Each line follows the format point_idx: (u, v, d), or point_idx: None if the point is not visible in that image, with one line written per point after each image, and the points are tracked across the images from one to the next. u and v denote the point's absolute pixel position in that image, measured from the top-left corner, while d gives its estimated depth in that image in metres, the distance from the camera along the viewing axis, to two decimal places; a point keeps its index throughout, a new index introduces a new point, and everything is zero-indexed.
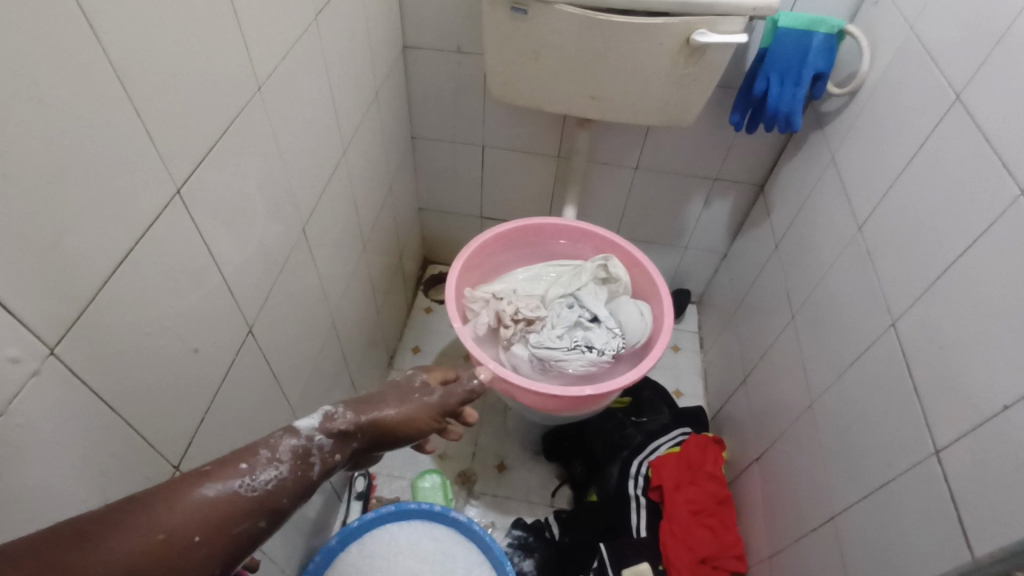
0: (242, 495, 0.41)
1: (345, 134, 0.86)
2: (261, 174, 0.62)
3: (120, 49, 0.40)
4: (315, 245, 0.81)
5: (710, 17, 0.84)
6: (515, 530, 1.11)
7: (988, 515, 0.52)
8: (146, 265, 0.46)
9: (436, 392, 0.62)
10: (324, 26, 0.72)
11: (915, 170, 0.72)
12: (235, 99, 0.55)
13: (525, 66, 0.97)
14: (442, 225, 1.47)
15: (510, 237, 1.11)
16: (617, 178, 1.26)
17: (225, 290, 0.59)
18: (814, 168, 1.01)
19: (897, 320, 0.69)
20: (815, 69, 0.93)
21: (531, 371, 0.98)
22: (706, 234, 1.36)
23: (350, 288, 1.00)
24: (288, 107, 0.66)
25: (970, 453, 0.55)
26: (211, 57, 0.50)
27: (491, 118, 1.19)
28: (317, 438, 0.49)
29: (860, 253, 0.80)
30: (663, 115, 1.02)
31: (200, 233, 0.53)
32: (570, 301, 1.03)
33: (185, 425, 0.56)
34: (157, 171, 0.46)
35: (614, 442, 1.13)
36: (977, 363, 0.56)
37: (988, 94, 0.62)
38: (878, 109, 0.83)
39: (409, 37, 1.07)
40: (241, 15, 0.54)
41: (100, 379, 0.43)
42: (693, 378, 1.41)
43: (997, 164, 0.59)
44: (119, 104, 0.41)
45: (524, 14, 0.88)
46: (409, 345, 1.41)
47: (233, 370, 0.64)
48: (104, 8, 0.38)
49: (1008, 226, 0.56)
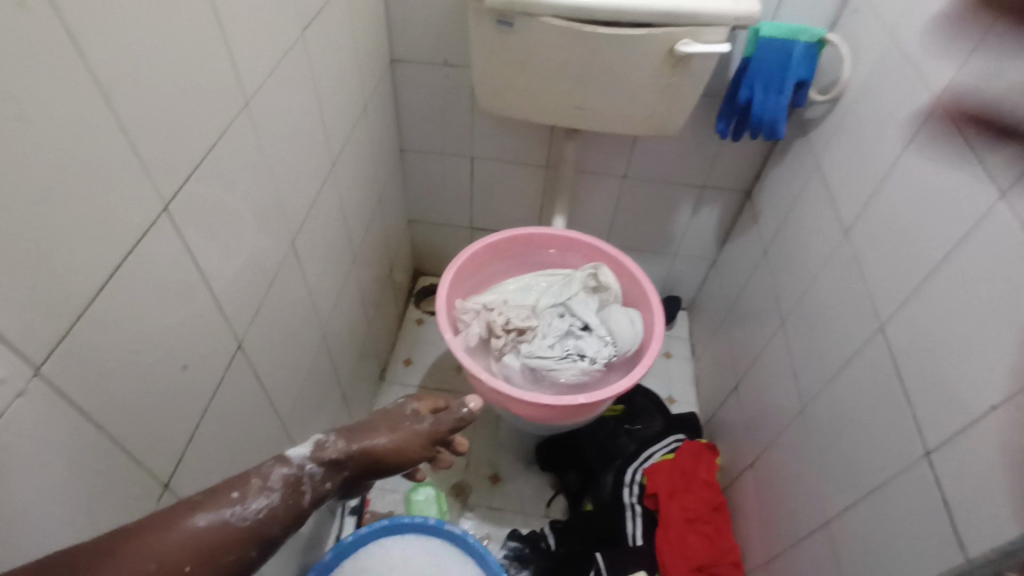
0: (233, 524, 0.41)
1: (334, 148, 0.86)
2: (250, 188, 0.62)
3: (106, 68, 0.40)
4: (305, 259, 0.81)
5: (694, 28, 0.85)
6: (511, 542, 1.09)
7: (981, 515, 0.52)
8: (134, 280, 0.46)
9: (426, 420, 0.61)
10: (311, 41, 0.73)
11: (898, 174, 0.73)
12: (223, 115, 0.55)
13: (514, 77, 0.97)
14: (433, 237, 1.47)
15: (499, 248, 1.12)
16: (606, 187, 1.27)
17: (215, 304, 0.59)
18: (800, 174, 1.02)
19: (884, 323, 0.70)
20: (797, 77, 0.94)
21: (524, 381, 0.98)
22: (695, 241, 1.37)
23: (341, 299, 1.00)
24: (276, 122, 0.66)
25: (961, 453, 0.55)
26: (198, 75, 0.50)
27: (479, 129, 1.19)
28: (309, 467, 0.50)
29: (847, 257, 0.81)
30: (649, 125, 1.03)
31: (189, 247, 0.53)
32: (561, 310, 1.03)
33: (175, 442, 0.55)
34: (144, 186, 0.46)
35: (607, 452, 1.13)
36: (964, 363, 0.57)
37: (966, 101, 0.63)
38: (861, 116, 0.84)
39: (397, 50, 1.08)
40: (229, 35, 0.54)
41: (85, 398, 0.43)
42: (684, 384, 1.41)
43: (977, 168, 0.60)
44: (104, 122, 0.41)
45: (510, 27, 0.89)
46: (401, 357, 1.41)
47: (223, 386, 0.63)
48: (91, 27, 0.38)
49: (988, 230, 0.57)
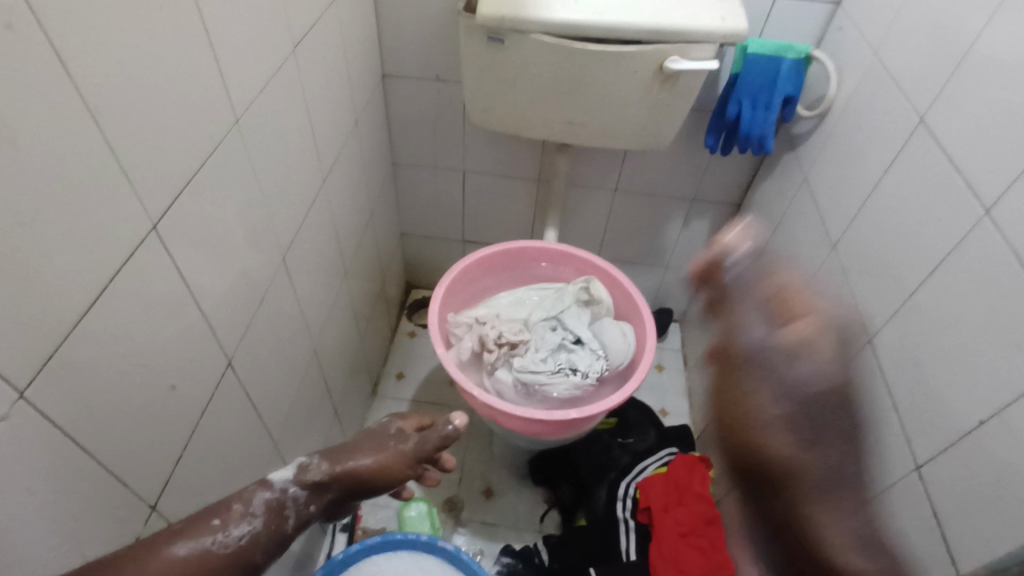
0: (214, 551, 0.41)
1: (325, 164, 0.86)
2: (240, 206, 0.62)
3: (94, 89, 0.40)
4: (295, 275, 0.81)
5: (682, 45, 0.86)
6: (504, 557, 1.09)
7: (971, 529, 0.52)
8: (122, 301, 0.46)
9: (411, 438, 0.61)
10: (302, 58, 0.73)
11: (886, 188, 0.73)
12: (213, 132, 0.55)
13: (504, 93, 0.98)
14: (425, 250, 1.47)
15: (492, 261, 1.12)
16: (597, 200, 1.27)
17: (204, 323, 0.58)
18: (788, 187, 1.03)
19: (874, 337, 0.70)
20: (785, 93, 0.95)
21: (516, 396, 0.98)
22: (686, 253, 1.38)
23: (333, 314, 0.99)
24: (266, 139, 0.66)
25: (950, 467, 0.56)
26: (188, 94, 0.50)
27: (471, 143, 1.20)
28: (291, 490, 0.50)
29: (836, 270, 0.82)
30: (639, 139, 1.03)
31: (177, 265, 0.53)
32: (553, 324, 1.03)
33: (163, 463, 0.54)
34: (132, 206, 0.45)
35: (601, 465, 1.13)
36: (952, 378, 0.57)
37: (949, 118, 0.64)
38: (849, 129, 0.85)
39: (389, 65, 1.08)
40: (219, 53, 0.54)
41: (69, 420, 0.42)
42: (677, 396, 1.41)
43: (962, 184, 0.61)
44: (91, 141, 0.40)
45: (500, 43, 0.89)
46: (394, 371, 1.40)
47: (212, 405, 0.62)
48: (79, 48, 0.38)
49: (973, 246, 0.58)
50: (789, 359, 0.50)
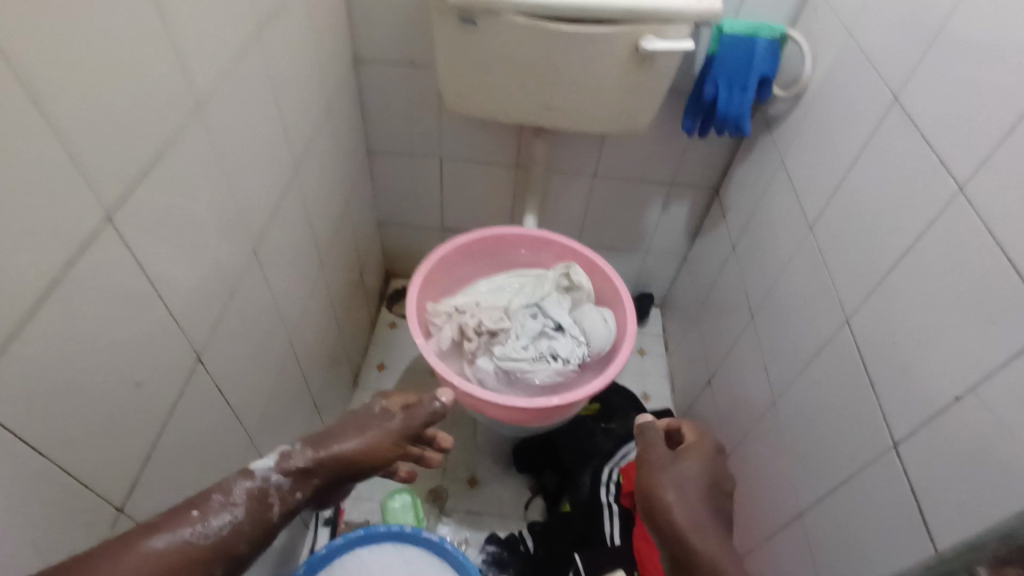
0: (193, 542, 0.41)
1: (296, 151, 0.83)
2: (206, 195, 0.60)
3: (35, 72, 0.37)
4: (268, 266, 0.78)
5: (657, 25, 0.85)
6: (490, 545, 1.09)
7: (950, 504, 0.52)
8: (77, 295, 0.44)
9: (397, 416, 0.60)
10: (267, 41, 0.70)
11: (862, 167, 0.73)
12: (172, 117, 0.52)
13: (479, 77, 0.96)
14: (404, 239, 1.45)
15: (470, 249, 1.10)
16: (576, 186, 1.26)
17: (169, 317, 0.56)
18: (765, 169, 1.03)
19: (851, 315, 0.71)
20: (761, 73, 0.95)
21: (498, 384, 0.97)
22: (666, 237, 1.38)
23: (309, 305, 0.97)
24: (231, 125, 0.64)
25: (927, 443, 0.56)
26: (142, 77, 0.48)
27: (447, 129, 1.18)
28: (273, 478, 0.50)
29: (812, 251, 0.82)
30: (616, 122, 1.02)
31: (138, 257, 0.50)
32: (534, 312, 1.02)
33: (130, 463, 0.53)
34: (82, 195, 0.43)
35: (584, 451, 1.12)
36: (928, 355, 0.58)
37: (923, 94, 0.64)
38: (825, 108, 0.85)
39: (361, 50, 1.05)
40: (176, 34, 0.52)
41: (22, 422, 0.40)
42: (659, 380, 1.42)
43: (936, 162, 0.61)
44: (33, 128, 0.38)
45: (474, 26, 0.88)
46: (374, 362, 1.39)
47: (182, 402, 0.61)
48: (16, 28, 0.36)
49: (948, 223, 0.58)
50: (674, 464, 0.67)
